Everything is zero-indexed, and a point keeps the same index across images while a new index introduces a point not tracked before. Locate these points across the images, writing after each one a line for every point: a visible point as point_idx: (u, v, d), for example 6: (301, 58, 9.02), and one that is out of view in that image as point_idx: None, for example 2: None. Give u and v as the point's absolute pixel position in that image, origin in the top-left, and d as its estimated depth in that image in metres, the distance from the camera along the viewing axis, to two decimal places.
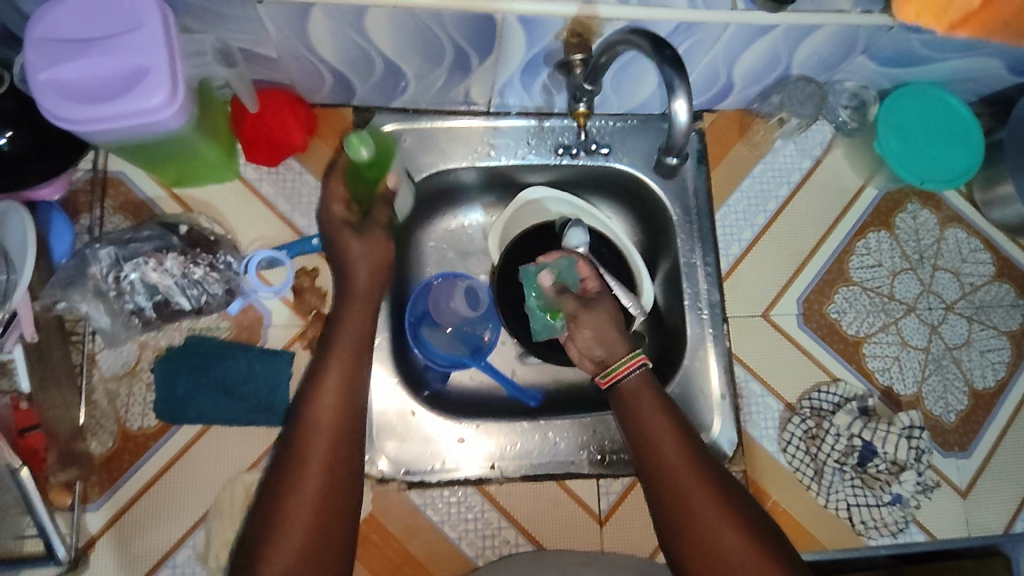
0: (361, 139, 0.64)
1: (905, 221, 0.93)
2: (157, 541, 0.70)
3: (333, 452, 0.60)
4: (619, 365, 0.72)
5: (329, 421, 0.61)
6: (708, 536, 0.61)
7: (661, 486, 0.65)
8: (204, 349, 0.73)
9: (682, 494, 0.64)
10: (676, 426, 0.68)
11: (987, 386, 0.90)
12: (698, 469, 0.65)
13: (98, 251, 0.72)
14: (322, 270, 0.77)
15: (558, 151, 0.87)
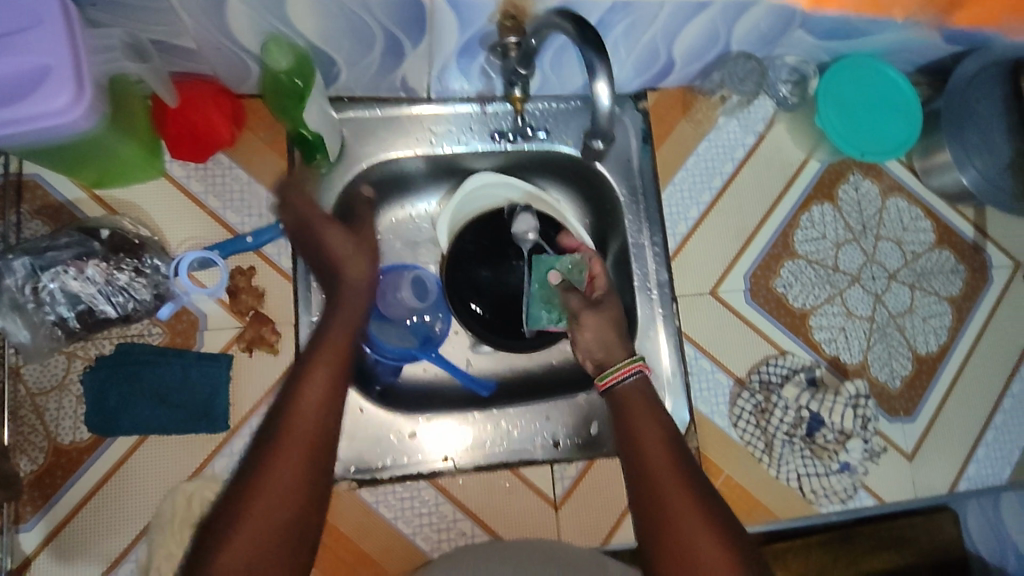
0: (276, 46, 0.67)
1: (848, 192, 0.94)
2: (97, 557, 0.68)
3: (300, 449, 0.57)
4: (617, 369, 0.73)
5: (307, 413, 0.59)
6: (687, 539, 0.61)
7: (642, 492, 0.65)
8: (136, 357, 0.71)
9: (665, 500, 0.63)
10: (669, 433, 0.68)
11: (930, 351, 0.92)
12: (686, 478, 0.64)
13: (12, 262, 0.68)
14: (260, 270, 0.75)
15: (495, 138, 0.85)
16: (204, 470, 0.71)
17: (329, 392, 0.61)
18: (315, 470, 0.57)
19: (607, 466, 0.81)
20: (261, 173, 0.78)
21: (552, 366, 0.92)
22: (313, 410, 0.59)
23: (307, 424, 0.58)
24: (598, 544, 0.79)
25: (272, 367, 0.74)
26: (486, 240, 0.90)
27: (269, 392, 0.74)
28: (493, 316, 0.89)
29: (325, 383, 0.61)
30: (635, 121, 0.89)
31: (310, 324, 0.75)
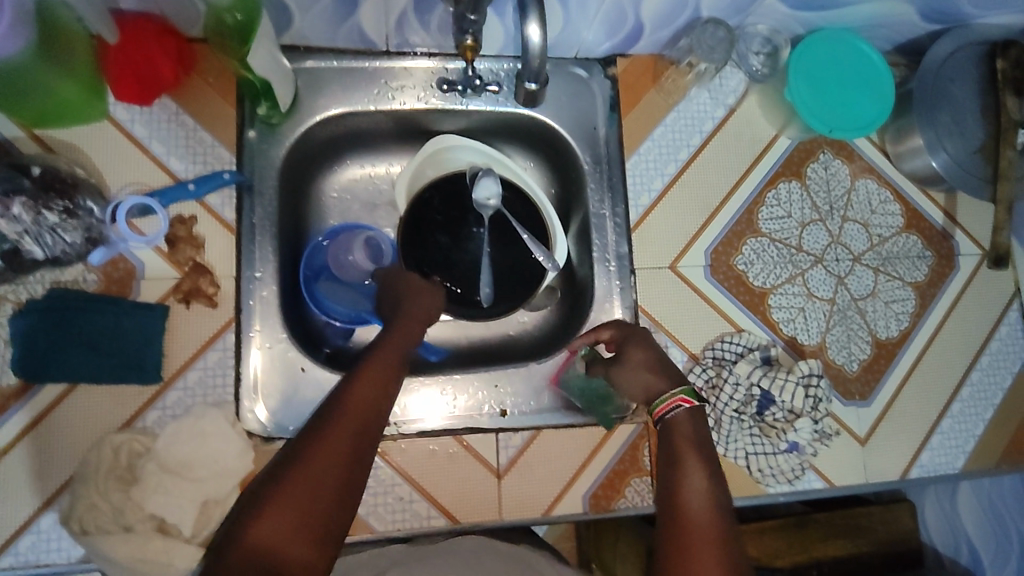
0: None
1: (817, 170, 0.92)
2: (18, 506, 0.66)
3: (353, 436, 0.60)
4: (666, 400, 0.69)
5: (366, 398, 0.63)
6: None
7: (672, 543, 0.61)
8: (67, 304, 0.68)
9: (688, 546, 0.60)
10: (714, 489, 0.64)
11: (890, 337, 0.91)
12: (719, 546, 0.60)
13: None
14: (201, 218, 0.73)
15: (444, 90, 0.82)
16: (135, 422, 0.69)
17: (382, 389, 0.64)
18: (358, 458, 0.59)
19: (553, 437, 0.80)
20: (209, 120, 0.75)
21: (508, 337, 0.91)
22: (368, 401, 0.63)
23: (366, 411, 0.62)
24: (539, 515, 0.78)
25: (211, 319, 0.72)
26: (445, 206, 0.85)
27: (205, 345, 0.72)
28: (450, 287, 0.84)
29: (379, 375, 0.65)
30: (602, 88, 0.87)
31: (253, 280, 0.75)
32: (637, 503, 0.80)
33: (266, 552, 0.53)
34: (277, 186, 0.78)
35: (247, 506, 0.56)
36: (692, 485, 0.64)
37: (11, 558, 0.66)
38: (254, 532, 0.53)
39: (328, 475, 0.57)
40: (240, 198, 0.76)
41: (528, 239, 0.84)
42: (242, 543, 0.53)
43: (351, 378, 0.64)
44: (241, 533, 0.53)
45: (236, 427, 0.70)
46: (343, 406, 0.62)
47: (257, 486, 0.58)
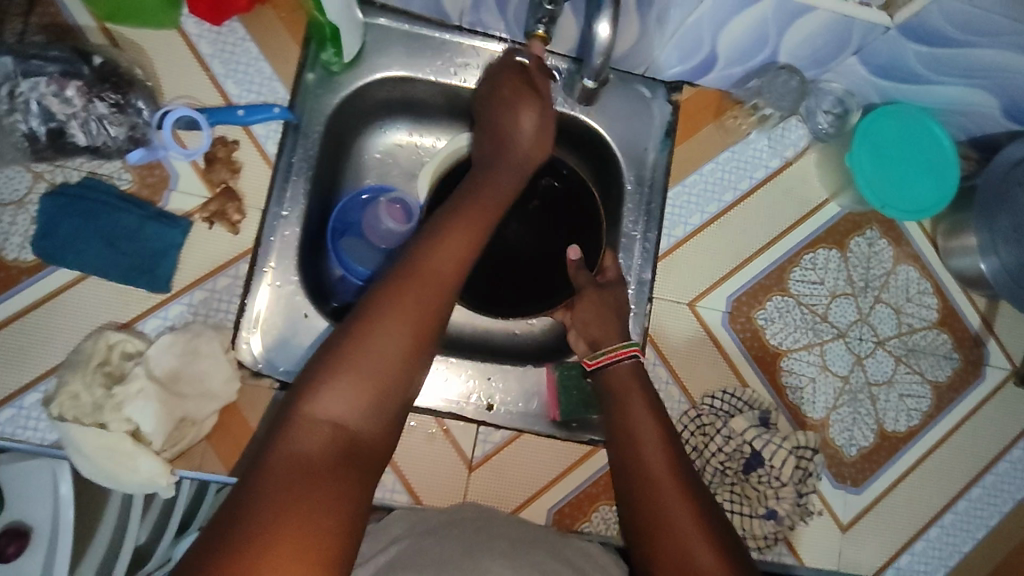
0: None
1: (860, 244, 0.89)
2: (4, 378, 0.68)
3: (429, 305, 0.60)
4: (608, 351, 0.74)
5: (458, 250, 0.64)
6: (667, 518, 0.62)
7: (632, 472, 0.66)
8: (97, 197, 0.70)
9: (645, 459, 0.66)
10: (656, 406, 0.70)
11: (897, 431, 0.88)
12: (671, 465, 0.65)
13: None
14: (243, 145, 0.75)
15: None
16: (134, 325, 0.70)
17: (462, 258, 0.64)
18: (433, 327, 0.60)
19: (533, 443, 0.79)
20: (274, 55, 0.77)
21: (512, 335, 0.90)
22: (445, 266, 0.62)
23: (444, 278, 0.61)
24: (509, 511, 0.77)
25: (230, 244, 0.73)
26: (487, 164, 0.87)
27: (217, 269, 0.73)
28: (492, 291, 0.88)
29: (461, 236, 0.65)
30: (662, 112, 0.86)
31: (278, 217, 0.75)
32: (600, 530, 0.78)
33: (361, 404, 0.55)
34: (323, 132, 0.79)
35: (314, 371, 0.56)
36: (636, 408, 0.69)
37: None
38: (347, 388, 0.55)
39: (403, 347, 0.58)
40: (284, 135, 0.76)
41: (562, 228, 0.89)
42: (313, 411, 0.54)
43: (433, 243, 0.64)
44: (321, 392, 0.54)
45: (228, 354, 0.71)
46: (435, 256, 0.62)
47: (324, 350, 0.58)
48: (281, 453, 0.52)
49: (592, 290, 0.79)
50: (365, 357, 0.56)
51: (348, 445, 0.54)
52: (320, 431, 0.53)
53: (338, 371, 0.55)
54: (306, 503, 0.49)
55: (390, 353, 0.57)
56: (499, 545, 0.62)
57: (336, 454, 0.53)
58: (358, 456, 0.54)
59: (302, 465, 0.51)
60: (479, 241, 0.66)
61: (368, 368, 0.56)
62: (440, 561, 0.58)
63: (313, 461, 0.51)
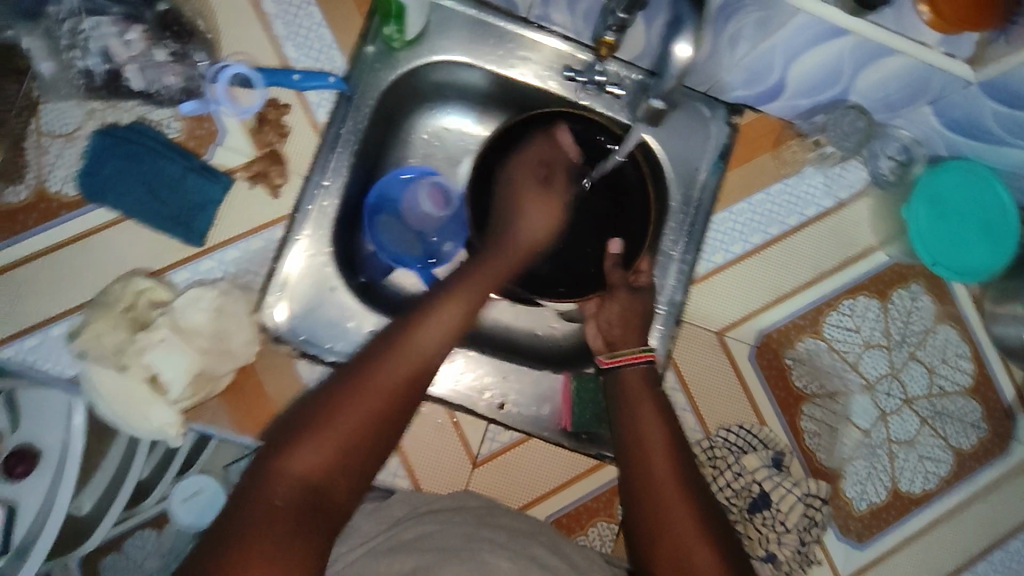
0: None
1: (902, 298, 0.86)
2: (34, 307, 0.69)
3: (407, 377, 0.61)
4: (627, 353, 0.73)
5: (433, 329, 0.64)
6: (677, 541, 0.60)
7: (641, 486, 0.64)
8: (145, 142, 0.70)
9: (653, 478, 0.64)
10: (666, 417, 0.68)
11: (911, 492, 0.85)
12: (681, 483, 0.63)
13: None
14: (294, 109, 0.75)
15: (567, 77, 0.80)
16: (164, 274, 0.71)
17: (445, 337, 0.65)
18: (409, 396, 0.61)
19: (540, 448, 0.78)
20: (337, 24, 0.77)
21: (534, 337, 0.88)
22: (428, 341, 0.64)
23: (424, 353, 0.63)
24: (516, 508, 0.76)
25: (267, 207, 0.73)
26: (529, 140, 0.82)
27: (253, 230, 0.73)
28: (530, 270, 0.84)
29: (447, 314, 0.66)
30: (718, 134, 0.83)
31: (319, 186, 0.74)
32: (594, 545, 0.77)
33: (319, 476, 0.55)
34: (374, 107, 0.77)
35: (280, 438, 0.56)
36: (646, 419, 0.68)
37: (15, 350, 0.68)
38: (311, 457, 0.55)
39: (370, 425, 0.58)
40: (336, 105, 0.76)
41: (598, 233, 0.87)
42: (284, 469, 0.54)
43: (415, 320, 0.65)
44: (283, 460, 0.54)
45: (252, 316, 0.71)
46: (413, 332, 0.63)
47: (304, 408, 0.58)
48: (242, 512, 0.52)
49: (623, 291, 0.78)
50: (330, 426, 0.56)
51: (308, 516, 0.53)
52: (281, 497, 0.53)
53: (302, 440, 0.55)
54: (268, 556, 0.50)
55: (364, 422, 0.57)
56: (499, 535, 0.63)
57: (303, 509, 0.53)
58: (323, 513, 0.55)
59: (269, 520, 0.52)
60: (461, 326, 0.67)
61: (342, 433, 0.56)
62: (442, 547, 0.59)
63: (279, 516, 0.52)
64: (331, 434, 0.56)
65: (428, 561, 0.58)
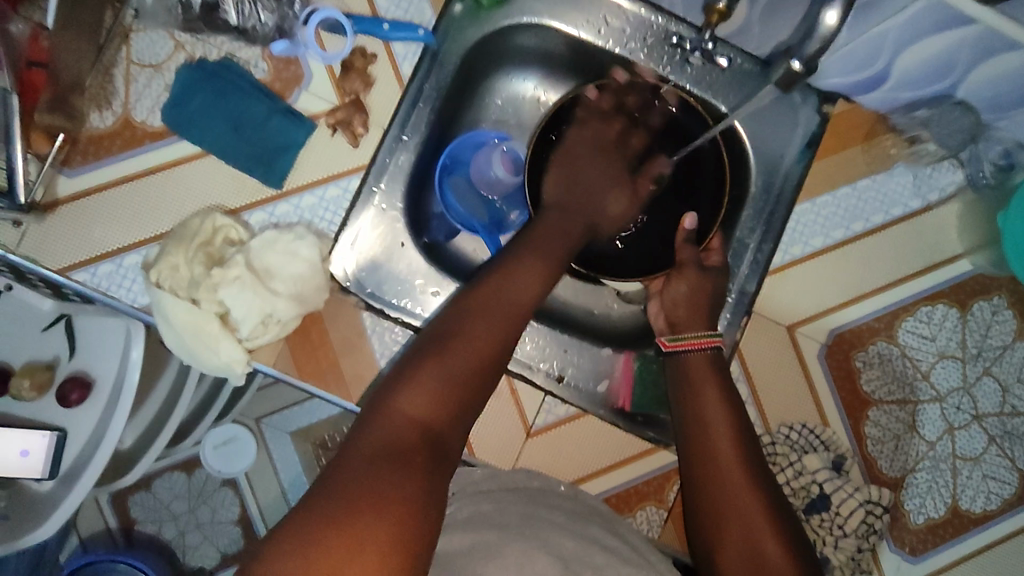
0: None
1: (982, 310, 0.82)
2: (111, 234, 0.69)
3: (504, 323, 0.62)
4: (692, 338, 0.71)
5: (529, 271, 0.66)
6: (747, 534, 0.60)
7: (701, 465, 0.65)
8: (233, 79, 0.70)
9: (720, 470, 0.63)
10: (733, 409, 0.67)
11: (970, 511, 0.81)
12: (744, 463, 0.64)
13: None
14: (380, 60, 0.74)
15: (669, 43, 0.78)
16: (239, 213, 0.70)
17: (541, 281, 0.66)
18: (510, 336, 0.62)
19: (595, 426, 0.76)
20: None
21: (592, 315, 0.87)
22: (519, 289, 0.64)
23: (517, 301, 0.63)
24: (569, 482, 0.76)
25: (346, 156, 0.72)
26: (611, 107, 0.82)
27: (328, 178, 0.72)
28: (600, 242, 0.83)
29: (534, 262, 0.67)
30: (808, 122, 0.80)
31: (397, 140, 0.73)
32: (642, 528, 0.76)
33: (434, 408, 0.55)
34: (458, 64, 0.75)
35: (392, 377, 0.56)
36: (712, 410, 0.67)
37: (87, 276, 0.68)
38: (425, 390, 0.55)
39: (477, 359, 0.58)
40: (420, 60, 0.74)
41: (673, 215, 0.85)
42: (395, 406, 0.54)
43: (509, 260, 0.66)
44: (398, 393, 0.55)
45: (323, 264, 0.70)
46: (510, 273, 0.65)
47: (408, 354, 0.59)
48: (362, 440, 0.51)
49: (692, 269, 0.76)
50: (440, 361, 0.57)
51: (428, 443, 0.53)
52: (400, 423, 0.53)
53: (415, 373, 0.56)
54: (386, 485, 0.48)
55: (467, 366, 0.57)
56: (552, 517, 0.62)
57: (417, 443, 0.52)
58: (439, 455, 0.53)
59: (384, 450, 0.51)
60: (554, 267, 0.68)
61: (447, 372, 0.56)
62: (501, 524, 0.60)
63: (394, 447, 0.51)
64: (441, 368, 0.57)
65: (488, 538, 0.57)
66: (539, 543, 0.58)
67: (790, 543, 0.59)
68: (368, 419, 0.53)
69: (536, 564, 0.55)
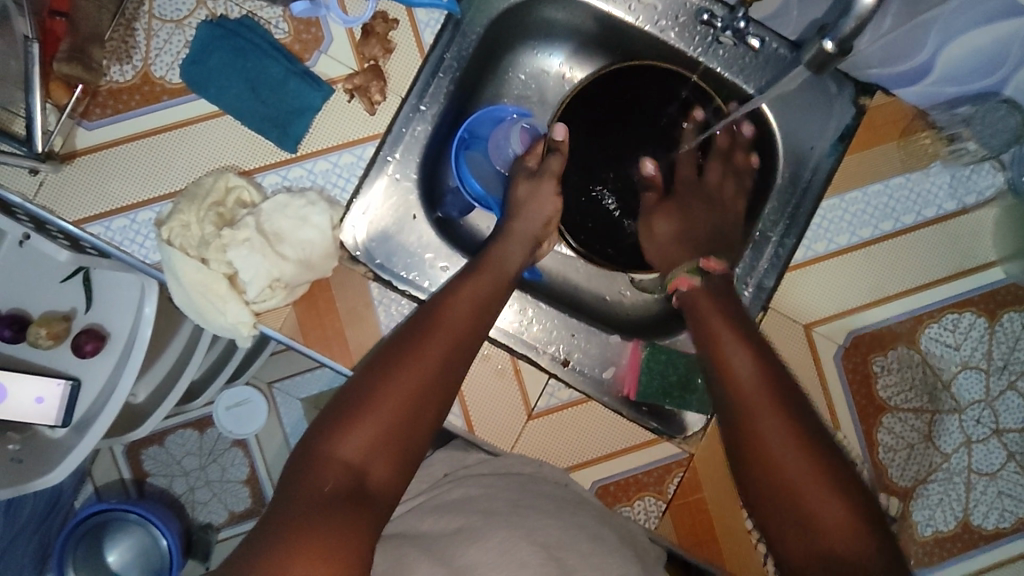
0: None
1: (1012, 321, 0.79)
2: (125, 188, 0.69)
3: (442, 356, 0.62)
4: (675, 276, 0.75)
5: (466, 305, 0.66)
6: (776, 463, 0.59)
7: (725, 396, 0.64)
8: (252, 38, 0.69)
9: (740, 401, 0.63)
10: (751, 336, 0.66)
11: (982, 527, 0.79)
12: (764, 388, 0.63)
13: None
14: (402, 26, 0.72)
15: (701, 21, 0.75)
16: (252, 175, 0.70)
17: (480, 313, 0.66)
18: (451, 372, 0.62)
19: (599, 413, 0.75)
20: None
21: (602, 300, 0.86)
22: (461, 325, 0.64)
23: (458, 336, 0.63)
24: (564, 468, 0.74)
25: (362, 123, 0.71)
26: (631, 80, 0.80)
27: (344, 144, 0.71)
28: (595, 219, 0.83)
29: (478, 295, 0.67)
30: (842, 114, 0.77)
31: (416, 110, 0.72)
32: (638, 519, 0.74)
33: (364, 454, 0.55)
34: (482, 34, 0.74)
35: (330, 420, 0.57)
36: (728, 342, 0.66)
37: (101, 229, 0.69)
38: (356, 434, 0.55)
39: (412, 398, 0.59)
40: (443, 28, 0.72)
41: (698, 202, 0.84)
42: (333, 454, 0.54)
43: (452, 294, 0.66)
44: (334, 437, 0.55)
45: (333, 231, 0.70)
46: (447, 308, 0.65)
47: (346, 393, 0.59)
48: (298, 490, 0.53)
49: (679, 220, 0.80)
50: (374, 401, 0.57)
51: (362, 487, 0.54)
52: (336, 470, 0.54)
53: (346, 415, 0.56)
54: (324, 533, 0.49)
55: (401, 403, 0.58)
56: (540, 501, 0.63)
57: (352, 489, 0.53)
58: (372, 499, 0.54)
59: (319, 499, 0.52)
60: (496, 297, 0.68)
61: (379, 411, 0.57)
62: (489, 510, 0.62)
63: (330, 494, 0.52)
64: (375, 409, 0.57)
65: (472, 523, 0.60)
66: (523, 531, 0.59)
67: (818, 467, 0.58)
68: (299, 470, 0.54)
69: (519, 554, 0.57)
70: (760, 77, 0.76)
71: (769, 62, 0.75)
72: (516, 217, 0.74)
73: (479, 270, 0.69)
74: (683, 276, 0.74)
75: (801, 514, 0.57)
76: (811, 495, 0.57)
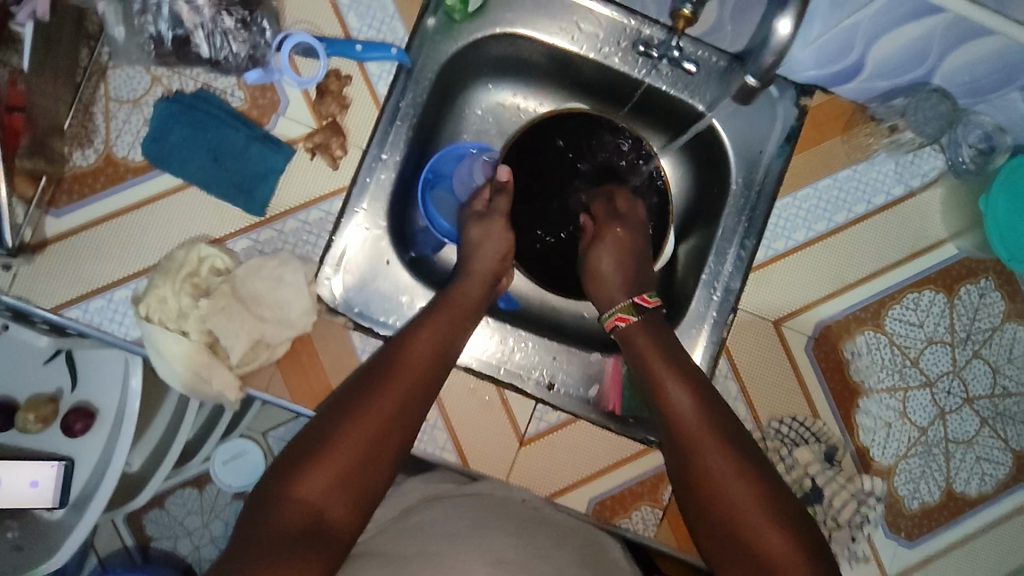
0: None
1: (970, 293, 0.82)
2: (99, 270, 0.70)
3: (401, 400, 0.64)
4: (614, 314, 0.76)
5: (424, 347, 0.67)
6: (725, 494, 0.63)
7: (679, 436, 0.67)
8: (210, 109, 0.71)
9: (691, 442, 0.66)
10: (697, 386, 0.69)
11: (965, 493, 0.82)
12: (715, 429, 0.66)
13: None
14: (356, 81, 0.74)
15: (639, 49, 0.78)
16: (224, 242, 0.71)
17: (437, 351, 0.68)
18: (410, 416, 0.64)
19: (588, 431, 0.77)
20: None
21: (580, 319, 0.89)
22: (422, 368, 0.66)
23: (418, 376, 0.65)
24: (546, 495, 0.76)
25: (327, 179, 0.73)
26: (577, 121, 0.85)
27: (311, 201, 0.73)
28: (561, 244, 0.87)
29: (435, 336, 0.69)
30: (786, 115, 0.81)
31: (378, 159, 0.74)
32: (637, 529, 0.76)
33: (321, 496, 0.57)
34: (433, 80, 0.76)
35: (289, 461, 0.59)
36: (674, 391, 0.68)
37: (79, 313, 0.69)
38: (314, 475, 0.58)
39: (371, 444, 0.60)
40: (396, 78, 0.75)
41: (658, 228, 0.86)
42: (288, 497, 0.57)
43: (409, 341, 0.68)
44: (292, 479, 0.57)
45: (310, 287, 0.71)
46: (406, 353, 0.67)
47: (307, 435, 0.61)
48: (254, 529, 0.55)
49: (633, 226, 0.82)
50: (334, 445, 0.59)
51: (317, 527, 0.56)
52: (292, 511, 0.56)
53: (306, 457, 0.59)
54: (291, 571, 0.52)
55: (362, 447, 0.60)
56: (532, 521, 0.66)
57: (308, 530, 0.55)
58: (327, 540, 0.56)
59: (272, 540, 0.54)
60: (456, 337, 0.70)
61: (338, 455, 0.59)
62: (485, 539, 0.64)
63: (286, 535, 0.54)
64: (334, 452, 0.59)
65: None
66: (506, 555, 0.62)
67: (760, 490, 0.62)
68: (256, 508, 0.57)
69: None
70: (700, 92, 0.80)
71: (708, 77, 0.79)
72: (475, 256, 0.76)
73: (435, 311, 0.71)
74: (618, 314, 0.75)
75: (752, 540, 0.60)
76: (758, 518, 0.61)
